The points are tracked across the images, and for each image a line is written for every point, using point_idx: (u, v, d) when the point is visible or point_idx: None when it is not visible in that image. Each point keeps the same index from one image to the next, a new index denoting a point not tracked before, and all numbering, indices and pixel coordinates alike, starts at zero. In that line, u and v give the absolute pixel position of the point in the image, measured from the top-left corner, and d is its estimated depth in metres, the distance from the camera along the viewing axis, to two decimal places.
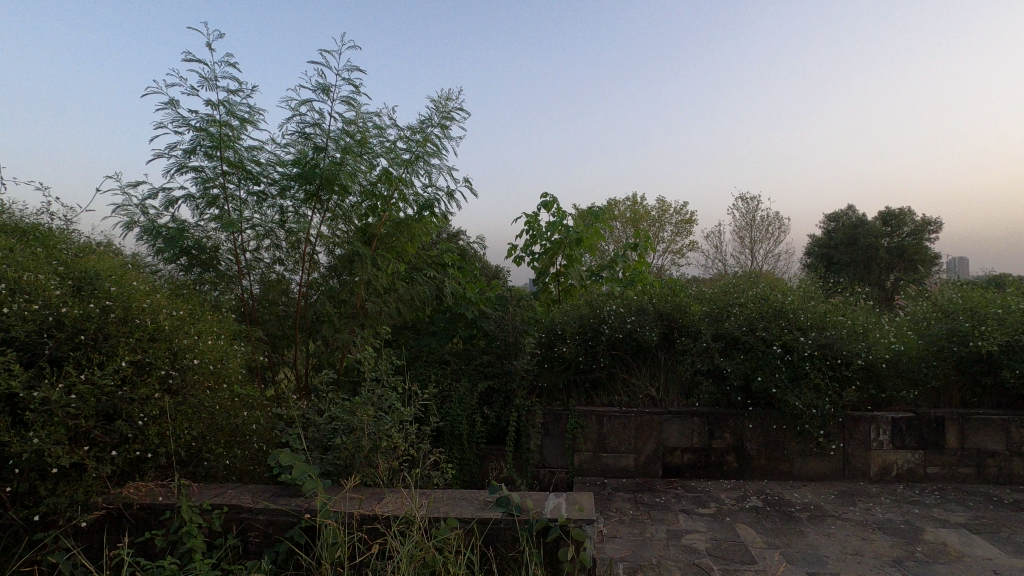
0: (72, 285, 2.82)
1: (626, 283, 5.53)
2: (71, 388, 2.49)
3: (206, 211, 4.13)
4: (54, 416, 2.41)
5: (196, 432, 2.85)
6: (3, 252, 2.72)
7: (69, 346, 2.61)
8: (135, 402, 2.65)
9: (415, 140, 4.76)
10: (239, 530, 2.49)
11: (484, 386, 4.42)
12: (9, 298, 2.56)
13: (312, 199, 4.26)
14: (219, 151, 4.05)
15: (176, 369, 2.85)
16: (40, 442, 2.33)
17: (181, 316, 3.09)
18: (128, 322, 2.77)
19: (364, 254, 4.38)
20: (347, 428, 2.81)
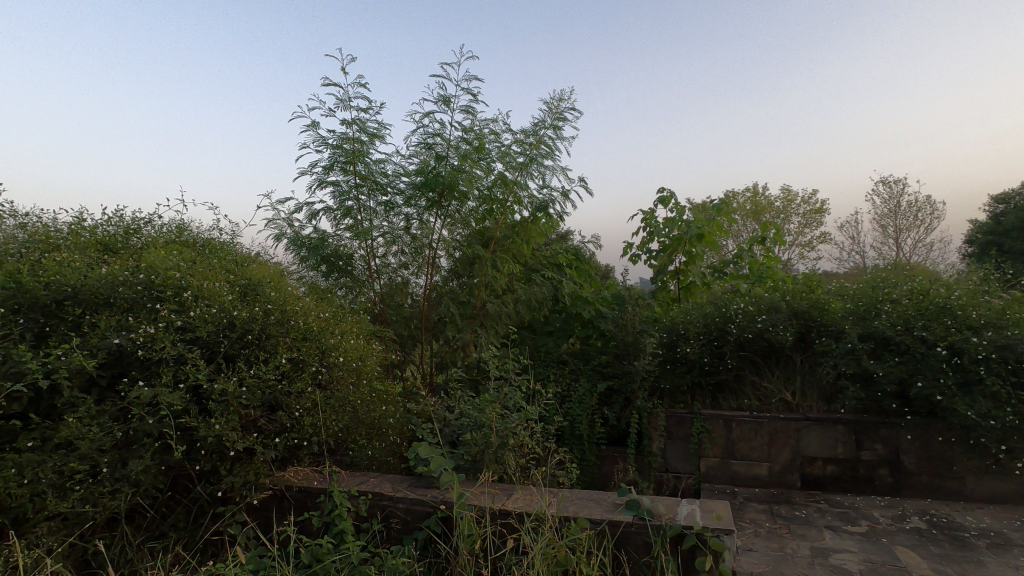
0: (241, 291, 3.22)
1: (753, 280, 5.16)
2: (242, 381, 2.83)
3: (341, 222, 4.51)
4: (230, 406, 2.75)
5: (341, 424, 3.12)
6: (186, 264, 3.18)
7: (239, 344, 2.98)
8: (293, 395, 2.96)
9: (529, 143, 4.85)
10: (382, 517, 2.68)
11: (604, 387, 4.36)
12: (193, 303, 2.98)
13: (434, 206, 4.49)
14: (352, 166, 4.42)
15: (325, 365, 3.15)
16: (220, 428, 2.68)
17: (326, 318, 3.40)
18: (285, 323, 3.11)
19: (483, 256, 4.58)
20: (476, 424, 2.91)
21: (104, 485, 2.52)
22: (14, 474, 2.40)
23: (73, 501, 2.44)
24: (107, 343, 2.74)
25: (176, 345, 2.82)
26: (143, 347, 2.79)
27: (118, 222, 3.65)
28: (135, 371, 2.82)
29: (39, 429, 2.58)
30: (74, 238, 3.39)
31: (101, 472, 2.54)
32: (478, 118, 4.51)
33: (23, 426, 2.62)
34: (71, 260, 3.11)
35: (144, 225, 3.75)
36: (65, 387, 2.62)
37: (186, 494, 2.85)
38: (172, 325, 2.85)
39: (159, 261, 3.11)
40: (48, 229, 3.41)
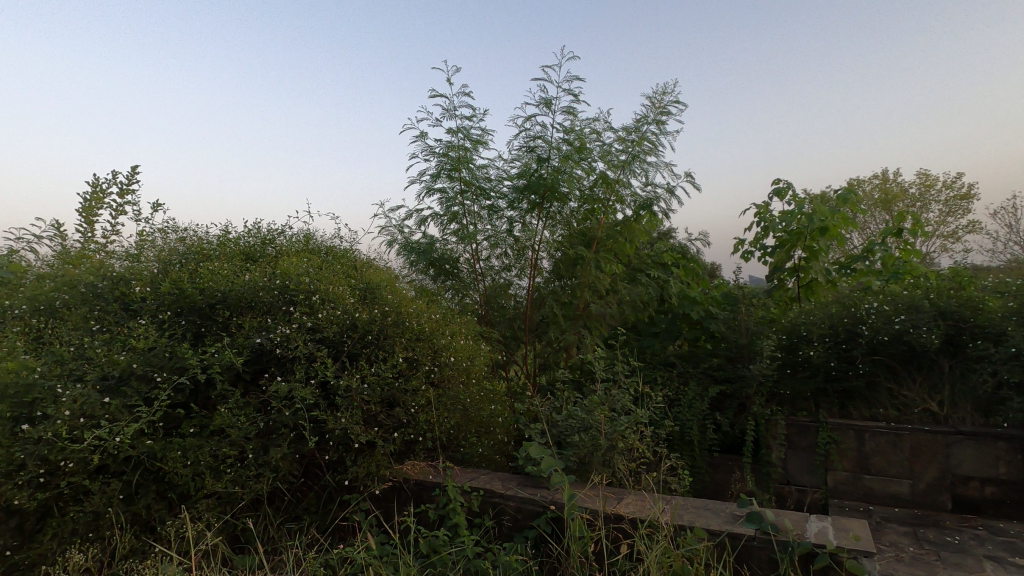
0: (361, 294, 3.46)
1: (888, 276, 4.65)
2: (364, 378, 3.04)
3: (448, 227, 4.71)
4: (354, 401, 2.97)
5: (453, 421, 3.25)
6: (314, 270, 3.47)
7: (361, 344, 3.20)
8: (409, 392, 3.13)
9: (631, 140, 4.74)
10: (494, 513, 2.74)
11: (716, 391, 4.13)
12: (321, 305, 3.24)
13: (536, 208, 4.55)
14: (457, 172, 4.59)
15: (437, 364, 3.30)
16: (346, 422, 2.89)
17: (437, 320, 3.56)
18: (401, 324, 3.30)
19: (586, 257, 4.55)
20: (583, 426, 2.89)
21: (250, 469, 2.82)
22: (180, 456, 2.76)
23: (225, 482, 2.75)
24: (250, 342, 3.06)
25: (307, 344, 3.08)
26: (279, 346, 3.08)
27: (256, 234, 4.06)
28: (273, 367, 3.12)
29: (198, 417, 2.94)
30: (222, 248, 3.83)
31: (248, 458, 2.84)
32: (579, 118, 4.50)
33: (185, 414, 2.99)
34: (221, 267, 3.52)
35: (278, 236, 4.14)
36: (218, 381, 2.96)
37: (316, 481, 3.10)
38: (303, 326, 3.13)
39: (291, 268, 3.42)
40: (202, 241, 3.88)
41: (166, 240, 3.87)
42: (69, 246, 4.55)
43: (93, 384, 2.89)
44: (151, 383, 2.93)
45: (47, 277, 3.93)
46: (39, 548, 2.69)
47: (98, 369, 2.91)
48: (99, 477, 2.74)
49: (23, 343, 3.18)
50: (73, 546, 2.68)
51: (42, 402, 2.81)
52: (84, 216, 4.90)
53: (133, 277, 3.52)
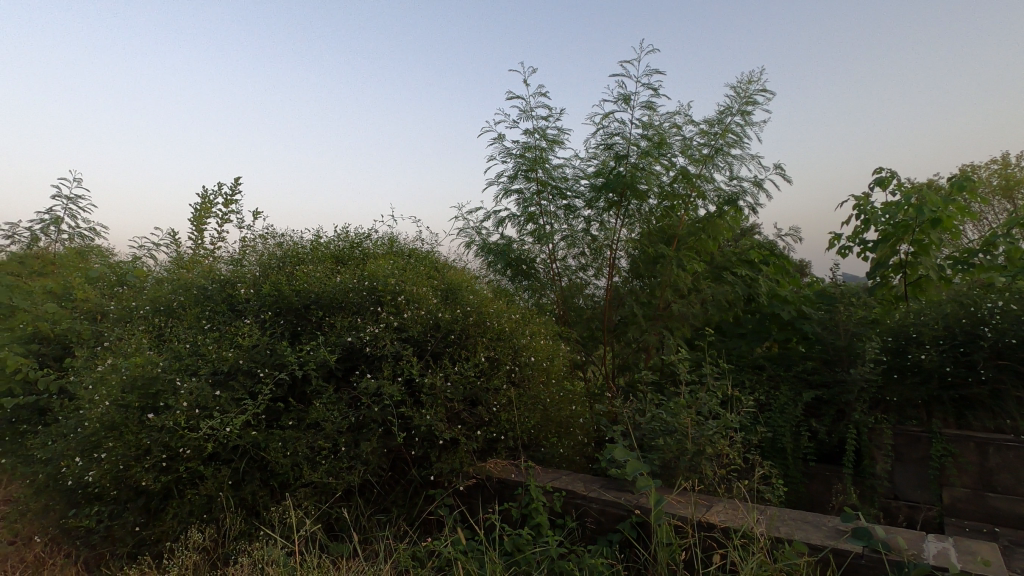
0: (443, 295, 3.56)
1: (1014, 271, 4.15)
2: (447, 376, 3.12)
3: (525, 227, 4.76)
4: (438, 398, 3.05)
5: (534, 420, 3.26)
6: (399, 272, 3.60)
7: (444, 343, 3.29)
8: (490, 391, 3.19)
9: (713, 133, 4.56)
10: (577, 515, 2.72)
11: (811, 396, 3.86)
12: (406, 305, 3.36)
13: (614, 207, 4.47)
14: (534, 173, 4.63)
15: (517, 364, 3.33)
16: (431, 418, 2.98)
17: (517, 320, 3.59)
18: (482, 324, 3.36)
19: (667, 255, 4.43)
20: (669, 430, 2.80)
21: (343, 461, 2.97)
22: (281, 446, 2.96)
23: (321, 472, 2.92)
24: (342, 341, 3.22)
25: (394, 343, 3.21)
26: (369, 344, 3.22)
27: (345, 238, 4.27)
28: (363, 364, 3.27)
29: (296, 411, 3.13)
30: (315, 252, 4.06)
31: (341, 450, 2.99)
32: (658, 113, 4.40)
33: (285, 408, 3.19)
34: (314, 270, 3.73)
35: (365, 239, 4.33)
36: (313, 376, 3.14)
37: (403, 475, 3.19)
38: (390, 326, 3.25)
39: (378, 269, 3.57)
40: (297, 245, 4.13)
41: (265, 245, 4.16)
42: (182, 252, 5.00)
43: (206, 378, 3.16)
44: (255, 378, 3.16)
45: (165, 280, 4.34)
46: (161, 526, 2.97)
47: (210, 364, 3.18)
48: (212, 464, 2.99)
49: (148, 341, 3.53)
50: (190, 525, 2.94)
51: (164, 394, 3.11)
52: (195, 225, 5.37)
53: (238, 280, 3.81)
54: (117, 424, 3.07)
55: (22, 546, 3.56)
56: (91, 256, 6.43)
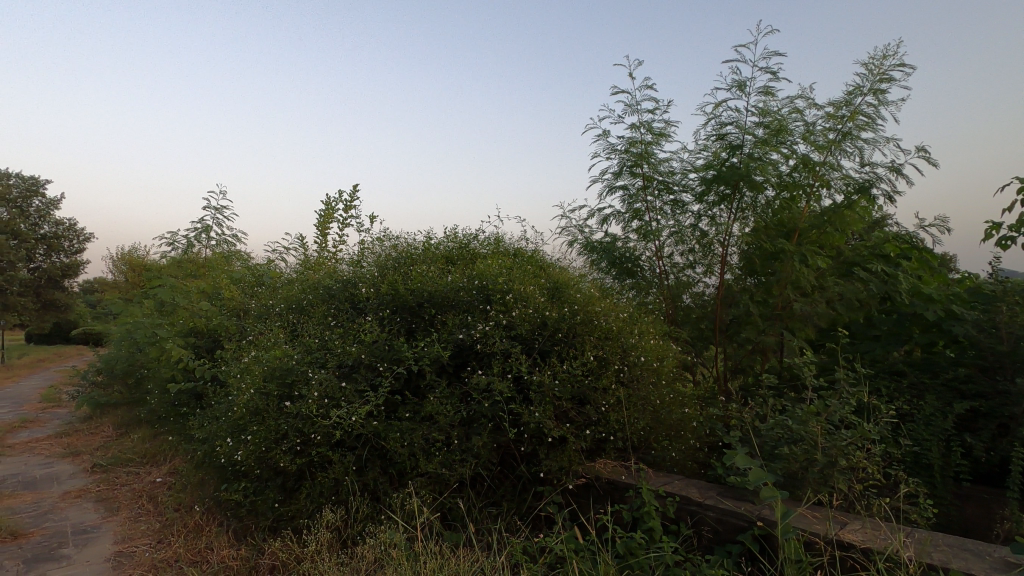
0: (550, 293, 3.59)
1: None
2: (556, 374, 3.14)
3: (630, 224, 4.74)
4: (546, 396, 3.07)
5: (644, 422, 3.18)
6: (507, 271, 3.68)
7: (552, 341, 3.31)
8: (599, 391, 3.16)
9: (840, 117, 4.19)
10: (692, 523, 2.61)
11: (965, 408, 3.40)
12: (514, 303, 3.42)
13: (725, 200, 4.27)
14: (639, 169, 4.61)
15: (626, 363, 3.28)
16: (540, 415, 3.01)
17: (624, 319, 3.54)
18: (590, 323, 3.35)
19: (787, 249, 4.04)
20: (794, 438, 2.61)
21: (455, 453, 3.09)
22: (399, 437, 3.13)
23: (436, 463, 3.05)
24: (453, 338, 3.34)
25: (503, 340, 3.27)
26: (479, 341, 3.32)
27: (454, 239, 4.42)
28: (473, 361, 3.38)
29: (411, 404, 3.30)
30: (427, 252, 4.26)
31: (454, 443, 3.11)
32: (776, 98, 4.13)
33: (402, 400, 3.37)
34: (427, 270, 3.90)
35: (473, 240, 4.46)
36: (428, 371, 3.29)
37: (512, 471, 3.25)
38: (499, 324, 3.32)
39: (487, 269, 3.66)
40: (410, 246, 4.35)
41: (382, 248, 4.43)
42: (309, 255, 5.47)
43: (333, 370, 3.42)
44: (375, 371, 3.37)
45: (296, 281, 4.77)
46: (297, 504, 3.27)
47: (336, 358, 3.44)
48: (339, 450, 3.24)
49: (283, 336, 3.90)
50: (322, 506, 3.20)
51: (298, 384, 3.41)
52: (319, 230, 5.85)
53: (358, 280, 4.09)
54: (260, 410, 3.42)
55: (184, 513, 4.09)
56: (234, 260, 7.23)
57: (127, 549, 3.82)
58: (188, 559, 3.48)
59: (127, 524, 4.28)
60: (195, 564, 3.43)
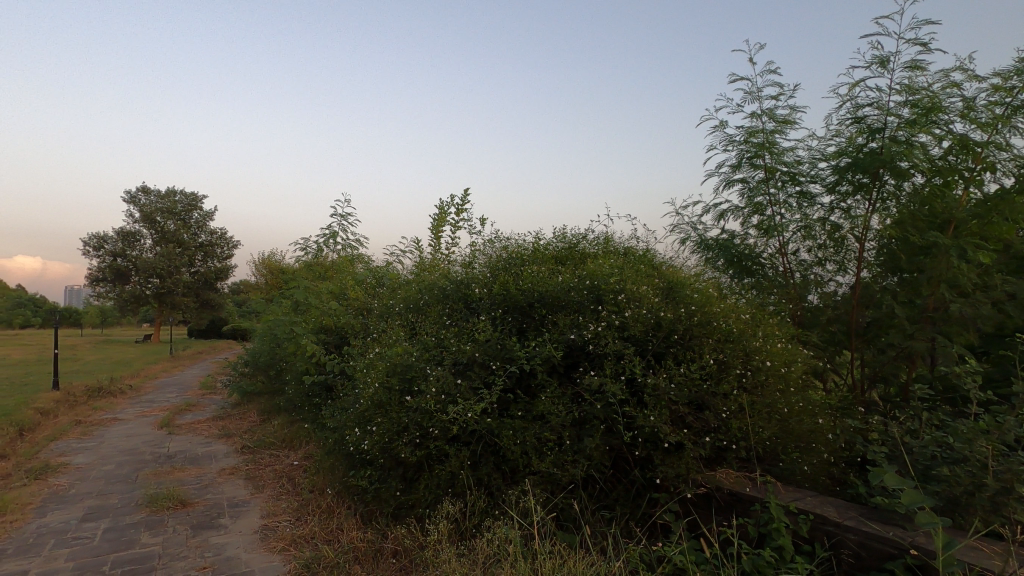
0: (665, 294, 3.47)
1: None
2: (672, 378, 3.03)
3: (750, 220, 4.51)
4: (662, 400, 2.96)
5: (770, 431, 2.96)
6: (618, 271, 3.60)
7: (666, 343, 3.20)
8: (719, 396, 3.00)
9: (1009, 88, 3.63)
10: (829, 545, 2.38)
11: None
12: (626, 304, 3.34)
13: (862, 189, 3.87)
14: (760, 160, 4.38)
15: (749, 368, 3.10)
16: (655, 420, 2.90)
17: (745, 320, 3.34)
18: (707, 325, 3.21)
19: (940, 242, 3.52)
20: (955, 458, 2.29)
21: (568, 454, 3.08)
22: (512, 435, 3.18)
23: (549, 463, 3.06)
24: (564, 338, 3.32)
25: (616, 341, 3.20)
26: (591, 342, 3.28)
27: (564, 239, 4.42)
28: (584, 361, 3.35)
29: (524, 402, 3.35)
30: (537, 253, 4.29)
31: (566, 444, 3.10)
32: (927, 72, 3.67)
33: (514, 399, 3.43)
34: (537, 270, 3.94)
35: (582, 240, 4.44)
36: (539, 371, 3.31)
37: (626, 475, 3.18)
38: (611, 324, 3.27)
39: (597, 268, 3.61)
40: (520, 247, 4.42)
41: (494, 249, 4.54)
42: (425, 258, 5.74)
43: (449, 368, 3.56)
44: (488, 369, 3.45)
45: (413, 282, 5.03)
46: (417, 494, 3.44)
47: (452, 356, 3.58)
48: (455, 444, 3.36)
49: (404, 334, 4.13)
50: (439, 497, 3.35)
51: (417, 380, 3.58)
52: (432, 233, 6.13)
53: (471, 281, 4.22)
54: (383, 403, 3.65)
55: (318, 495, 4.48)
56: (357, 263, 7.79)
57: (271, 523, 4.26)
58: (322, 537, 3.81)
59: (271, 501, 4.77)
60: (328, 542, 3.74)
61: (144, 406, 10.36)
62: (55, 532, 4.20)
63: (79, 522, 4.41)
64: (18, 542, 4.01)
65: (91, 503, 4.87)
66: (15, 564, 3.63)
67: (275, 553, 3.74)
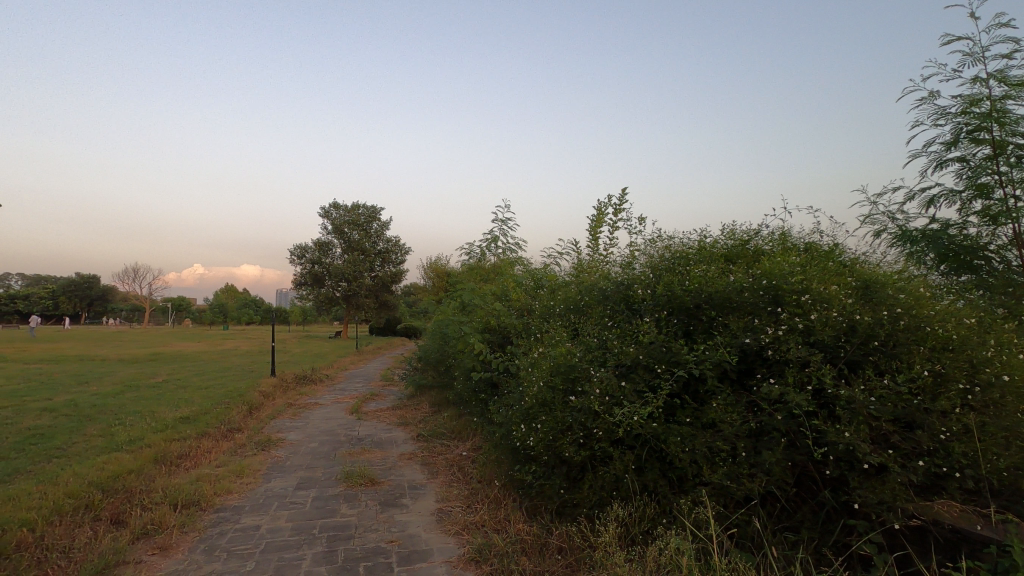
0: (860, 294, 3.07)
1: None
2: (872, 390, 2.66)
3: (969, 205, 3.84)
4: (859, 414, 2.61)
5: (1009, 460, 2.47)
6: (802, 269, 3.25)
7: (862, 350, 2.82)
8: (935, 414, 2.57)
9: None
10: None
11: None
12: (812, 306, 3.01)
13: None
14: (986, 133, 3.71)
15: (976, 384, 2.62)
16: (851, 437, 2.56)
17: (970, 327, 2.82)
18: (918, 330, 2.78)
19: None
20: None
21: (743, 467, 2.86)
22: (680, 441, 3.04)
23: (722, 474, 2.88)
24: (738, 341, 3.08)
25: (800, 347, 2.90)
26: (768, 346, 3.00)
27: (734, 236, 4.14)
28: (761, 368, 3.09)
29: (692, 409, 3.18)
30: (704, 251, 4.07)
31: (741, 455, 2.89)
32: None
33: (681, 404, 3.28)
34: (705, 269, 3.73)
35: (754, 237, 4.11)
36: (709, 377, 3.12)
37: (813, 496, 2.88)
38: (794, 328, 2.96)
39: (776, 267, 3.30)
40: (684, 246, 4.22)
41: (657, 249, 4.39)
42: (583, 259, 5.77)
43: (612, 369, 3.52)
44: (654, 372, 3.34)
45: (573, 283, 5.09)
46: (581, 494, 3.47)
47: (616, 357, 3.54)
48: (620, 447, 3.32)
49: (566, 335, 4.18)
50: (604, 499, 3.34)
51: (580, 380, 3.59)
52: (590, 234, 6.13)
53: (634, 281, 4.14)
54: (548, 402, 3.73)
55: (486, 485, 4.75)
56: (517, 265, 8.10)
57: (445, 507, 4.62)
58: (492, 526, 4.02)
59: (445, 487, 5.17)
60: (497, 531, 3.94)
61: (339, 394, 11.88)
62: (278, 496, 5.01)
63: (295, 489, 5.21)
64: (252, 501, 4.87)
65: (303, 474, 5.72)
66: (251, 518, 4.41)
67: (450, 535, 4.04)
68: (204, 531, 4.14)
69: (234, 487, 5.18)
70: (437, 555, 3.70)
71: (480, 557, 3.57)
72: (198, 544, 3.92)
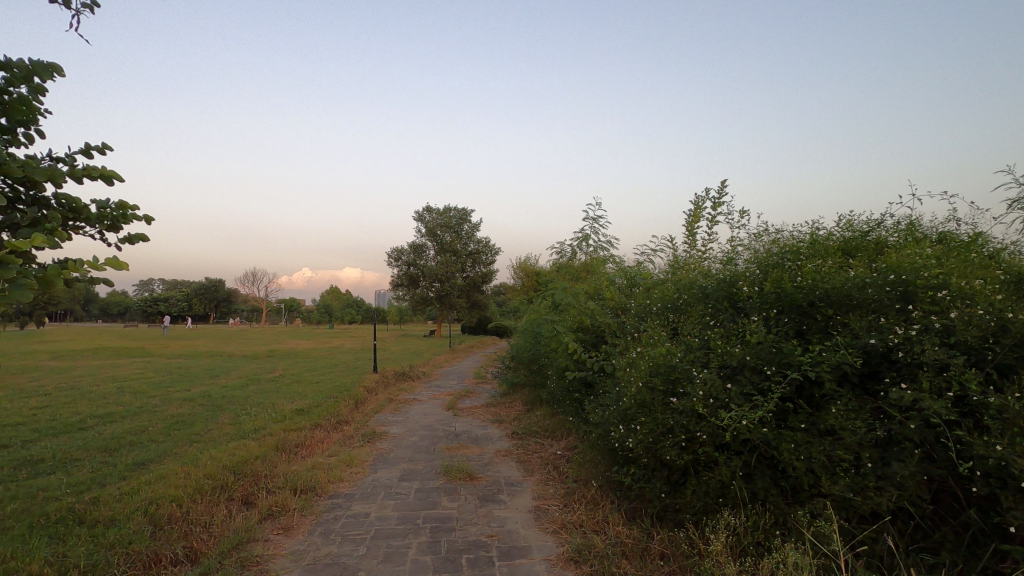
0: (1011, 288, 2.71)
1: None
2: None
3: None
4: (1014, 426, 2.30)
5: None
6: (937, 262, 2.93)
7: (1016, 353, 2.48)
8: None
9: None
10: None
11: None
12: (951, 303, 2.72)
13: None
14: None
15: None
16: (1004, 450, 2.26)
17: None
18: None
19: None
20: None
21: (869, 479, 2.63)
22: (795, 448, 2.85)
23: (844, 486, 2.66)
24: (862, 342, 2.83)
25: (937, 348, 2.61)
26: (898, 348, 2.74)
27: (851, 228, 3.81)
28: (889, 371, 2.82)
29: (807, 414, 2.96)
30: (816, 244, 3.78)
31: (866, 466, 2.65)
32: None
33: (795, 409, 3.06)
34: (819, 263, 3.46)
35: (875, 228, 3.76)
36: (827, 380, 2.89)
37: (955, 515, 2.57)
38: (930, 328, 2.68)
39: (905, 260, 2.99)
40: (793, 240, 3.94)
41: (762, 243, 4.14)
42: (680, 255, 5.56)
43: (716, 370, 3.36)
44: (763, 374, 3.14)
45: (670, 281, 4.91)
46: (685, 499, 3.35)
47: (720, 358, 3.37)
48: (726, 452, 3.16)
49: (664, 335, 4.05)
50: (710, 506, 3.20)
51: (682, 381, 3.46)
52: (686, 230, 5.89)
53: (737, 278, 3.93)
54: (647, 403, 3.63)
55: (583, 485, 4.72)
56: (609, 263, 7.96)
57: (542, 505, 4.64)
58: (590, 527, 3.99)
59: (541, 485, 5.21)
60: (596, 532, 3.90)
61: (435, 390, 12.34)
62: (384, 486, 5.29)
63: (399, 480, 5.47)
64: (361, 489, 5.18)
65: (405, 466, 6.00)
66: (361, 506, 4.70)
67: (549, 534, 4.05)
68: (321, 516, 4.46)
69: (345, 476, 5.53)
70: (537, 553, 3.73)
71: (580, 558, 3.55)
72: (315, 527, 4.24)
